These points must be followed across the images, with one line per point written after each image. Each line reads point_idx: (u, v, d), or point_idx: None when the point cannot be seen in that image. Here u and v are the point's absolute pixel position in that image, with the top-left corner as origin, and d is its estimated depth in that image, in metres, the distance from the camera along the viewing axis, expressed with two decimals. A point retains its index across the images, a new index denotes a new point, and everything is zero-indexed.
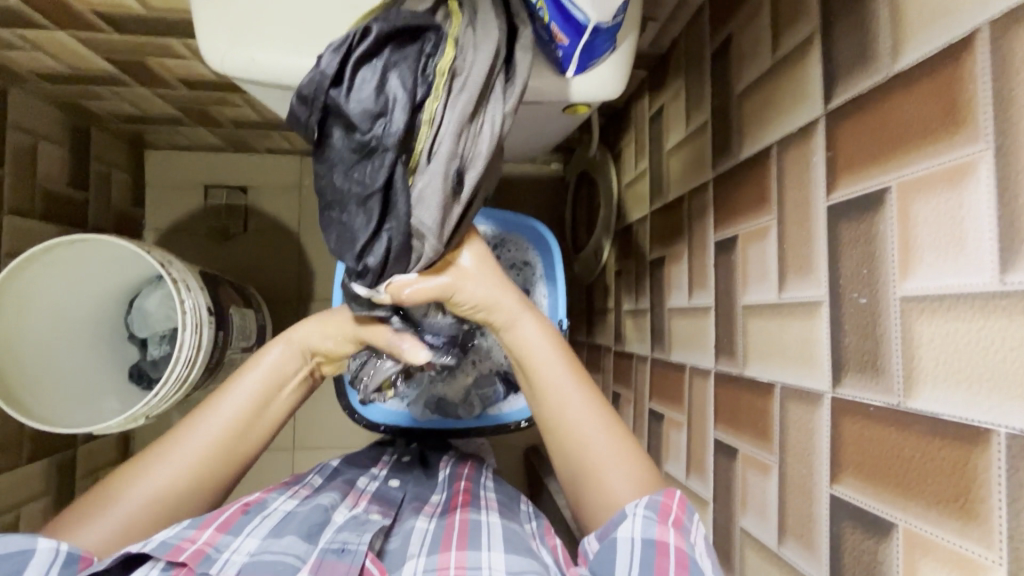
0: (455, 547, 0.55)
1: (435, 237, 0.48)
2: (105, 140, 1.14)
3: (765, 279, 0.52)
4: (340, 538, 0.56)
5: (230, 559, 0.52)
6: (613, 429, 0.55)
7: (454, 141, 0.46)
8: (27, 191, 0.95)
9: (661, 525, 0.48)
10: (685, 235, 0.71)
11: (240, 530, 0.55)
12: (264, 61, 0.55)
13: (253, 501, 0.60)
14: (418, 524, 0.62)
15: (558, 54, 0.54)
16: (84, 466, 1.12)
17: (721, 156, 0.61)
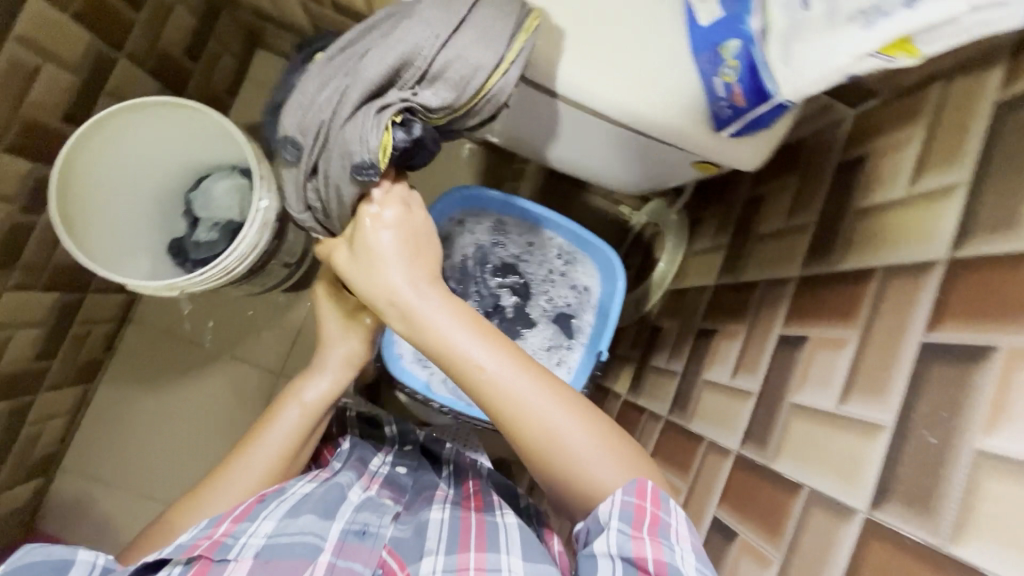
0: (473, 548, 0.62)
1: (290, 202, 0.60)
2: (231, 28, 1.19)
3: (826, 386, 0.54)
4: (360, 521, 0.65)
5: (247, 543, 0.58)
6: (528, 379, 0.54)
7: (290, 116, 0.56)
8: (148, 44, 0.99)
9: (635, 535, 0.50)
10: (746, 319, 0.73)
11: (257, 514, 0.62)
12: None
13: (271, 490, 0.67)
14: (433, 514, 0.69)
15: (724, 113, 0.56)
16: (86, 314, 1.14)
17: (816, 261, 0.63)
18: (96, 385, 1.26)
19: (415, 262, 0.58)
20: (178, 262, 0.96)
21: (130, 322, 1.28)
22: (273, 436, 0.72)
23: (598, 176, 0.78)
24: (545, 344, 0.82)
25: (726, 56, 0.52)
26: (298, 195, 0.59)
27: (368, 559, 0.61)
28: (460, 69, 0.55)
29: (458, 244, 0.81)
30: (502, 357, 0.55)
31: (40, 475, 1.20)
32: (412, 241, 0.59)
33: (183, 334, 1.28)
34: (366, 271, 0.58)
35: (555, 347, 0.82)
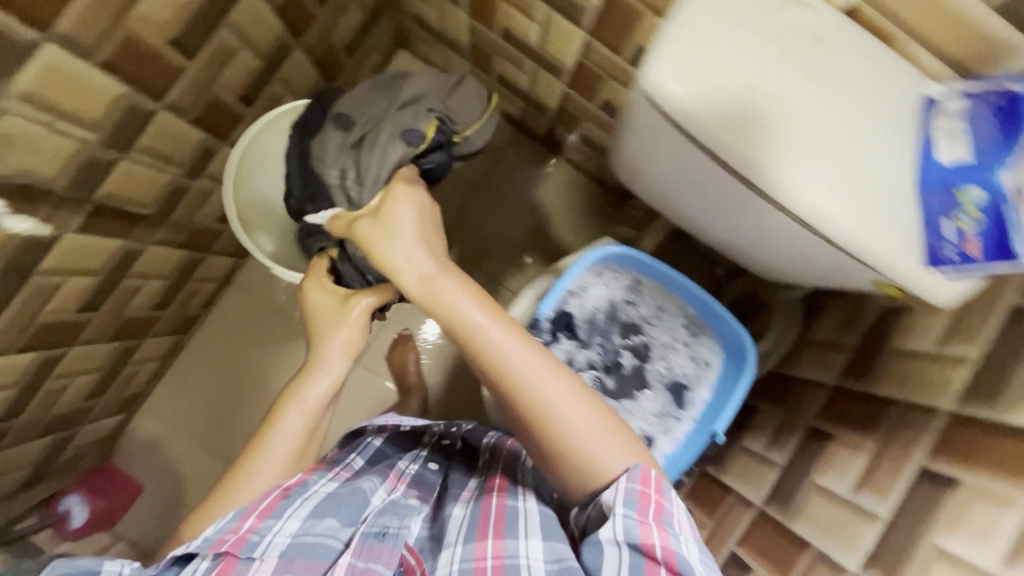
0: (492, 536, 0.62)
1: (330, 174, 0.85)
2: (385, 30, 1.27)
3: (984, 541, 0.54)
4: (382, 522, 0.65)
5: (273, 541, 0.58)
6: (511, 352, 0.62)
7: (349, 115, 0.87)
8: (321, 38, 1.05)
9: (643, 524, 0.54)
10: (875, 433, 0.73)
11: (281, 513, 0.62)
12: (691, 104, 0.57)
13: (293, 485, 0.67)
14: (457, 511, 0.70)
15: (944, 255, 0.55)
16: (202, 273, 1.20)
17: (978, 400, 0.62)
18: (189, 337, 1.33)
19: (431, 246, 0.72)
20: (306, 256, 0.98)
21: (230, 285, 1.35)
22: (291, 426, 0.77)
23: (768, 265, 0.77)
24: (654, 410, 0.83)
25: (966, 206, 0.53)
26: (335, 166, 0.85)
27: (391, 559, 0.61)
28: (466, 117, 0.89)
29: (593, 295, 0.82)
30: (509, 333, 0.64)
31: (123, 413, 1.27)
32: (423, 224, 0.75)
33: (277, 305, 1.35)
34: (405, 254, 0.71)
35: (663, 415, 0.83)
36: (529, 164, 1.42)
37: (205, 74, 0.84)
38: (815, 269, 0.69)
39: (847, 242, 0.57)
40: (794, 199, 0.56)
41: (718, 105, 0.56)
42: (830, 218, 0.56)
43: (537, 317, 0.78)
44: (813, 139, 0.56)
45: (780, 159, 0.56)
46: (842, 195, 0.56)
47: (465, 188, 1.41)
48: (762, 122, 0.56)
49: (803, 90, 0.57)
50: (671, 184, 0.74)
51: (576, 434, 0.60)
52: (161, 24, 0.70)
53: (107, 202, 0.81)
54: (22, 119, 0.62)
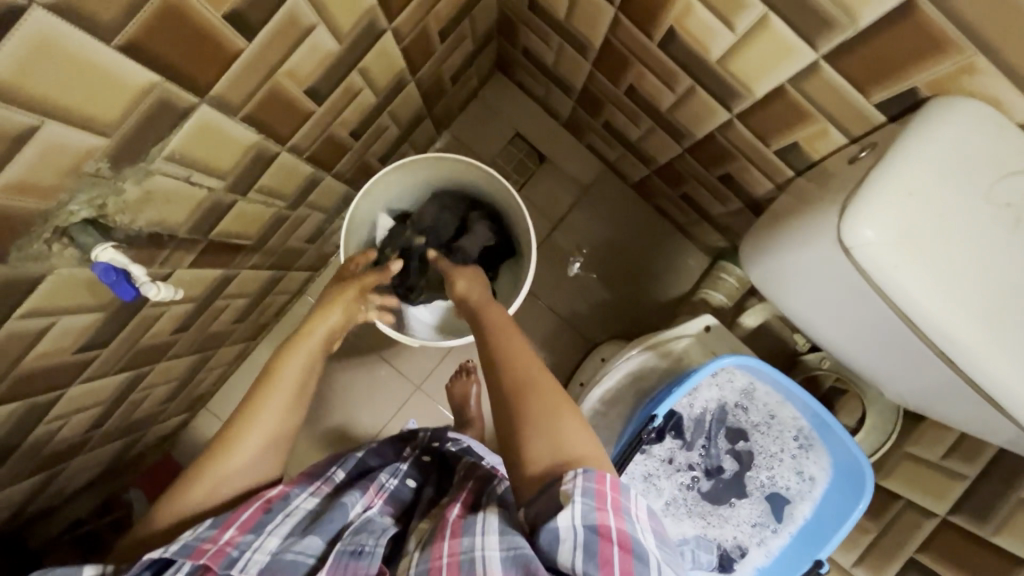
0: (449, 537, 0.61)
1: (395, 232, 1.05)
2: (489, 54, 1.22)
3: None
4: (358, 541, 0.67)
5: (251, 559, 0.63)
6: (516, 348, 0.72)
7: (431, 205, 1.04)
8: (434, 69, 1.01)
9: (601, 510, 0.55)
10: None
11: (260, 530, 0.67)
12: (888, 260, 0.59)
13: (274, 499, 0.71)
14: (425, 524, 0.73)
15: None
16: (282, 287, 1.20)
17: None
18: (257, 342, 1.33)
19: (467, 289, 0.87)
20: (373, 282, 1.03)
21: (301, 295, 1.34)
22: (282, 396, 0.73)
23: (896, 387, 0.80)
24: (749, 519, 0.81)
25: None
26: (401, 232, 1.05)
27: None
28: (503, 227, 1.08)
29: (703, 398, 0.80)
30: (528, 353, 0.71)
31: (187, 412, 1.28)
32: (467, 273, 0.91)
33: None
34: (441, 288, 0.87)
35: (760, 527, 0.81)
36: (614, 204, 1.37)
37: (329, 115, 0.81)
38: (956, 412, 0.72)
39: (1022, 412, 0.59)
40: (973, 364, 0.59)
41: (918, 268, 0.58)
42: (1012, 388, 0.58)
43: (652, 421, 0.74)
44: (1006, 312, 0.59)
45: (978, 321, 0.59)
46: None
47: (546, 223, 1.37)
48: (960, 288, 0.58)
49: (1003, 264, 0.59)
50: (815, 306, 0.76)
51: (529, 420, 0.63)
52: (304, 77, 0.67)
53: (218, 238, 0.80)
54: (166, 177, 0.59)
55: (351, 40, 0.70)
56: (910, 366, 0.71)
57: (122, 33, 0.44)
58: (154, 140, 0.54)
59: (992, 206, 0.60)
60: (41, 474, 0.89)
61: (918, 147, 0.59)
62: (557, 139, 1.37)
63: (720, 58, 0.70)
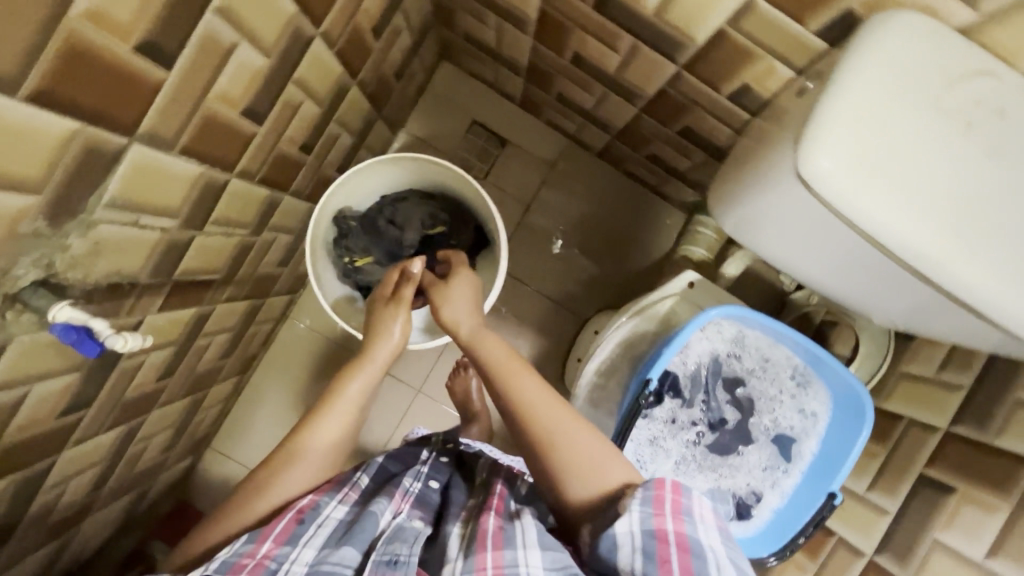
0: (491, 549, 0.69)
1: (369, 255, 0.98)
2: (431, 44, 1.19)
3: None
4: (392, 551, 0.72)
5: (290, 569, 0.69)
6: (520, 376, 0.74)
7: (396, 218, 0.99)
8: (375, 70, 0.99)
9: (658, 515, 0.59)
10: (1009, 496, 0.70)
11: (297, 540, 0.72)
12: (851, 185, 0.58)
13: (307, 509, 0.75)
14: (455, 530, 0.77)
15: None
16: (263, 314, 1.18)
17: None
18: (250, 374, 1.32)
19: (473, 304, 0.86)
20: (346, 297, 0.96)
21: (285, 319, 1.33)
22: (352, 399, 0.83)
23: (884, 313, 0.80)
24: (758, 463, 0.82)
25: None
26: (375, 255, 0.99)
27: None
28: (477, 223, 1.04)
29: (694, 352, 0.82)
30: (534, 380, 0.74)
31: (193, 454, 1.27)
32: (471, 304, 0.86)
33: (335, 336, 1.33)
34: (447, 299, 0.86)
35: (771, 469, 0.81)
36: (583, 176, 1.36)
37: (273, 133, 0.79)
38: (940, 325, 0.72)
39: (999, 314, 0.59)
40: (949, 273, 0.59)
41: (879, 191, 0.58)
42: (988, 292, 0.58)
43: (646, 384, 0.74)
44: (970, 218, 0.59)
45: (942, 233, 0.58)
46: (999, 268, 0.58)
47: (518, 206, 1.36)
48: (922, 200, 0.59)
49: (960, 167, 0.60)
50: (790, 244, 0.76)
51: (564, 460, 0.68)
52: (237, 98, 0.65)
53: (183, 278, 0.78)
54: (112, 225, 0.57)
55: (279, 53, 0.68)
56: (891, 288, 0.71)
57: (25, 83, 0.42)
58: (91, 189, 0.53)
59: (944, 114, 0.60)
60: (55, 541, 0.89)
61: (862, 70, 0.59)
62: (515, 119, 1.35)
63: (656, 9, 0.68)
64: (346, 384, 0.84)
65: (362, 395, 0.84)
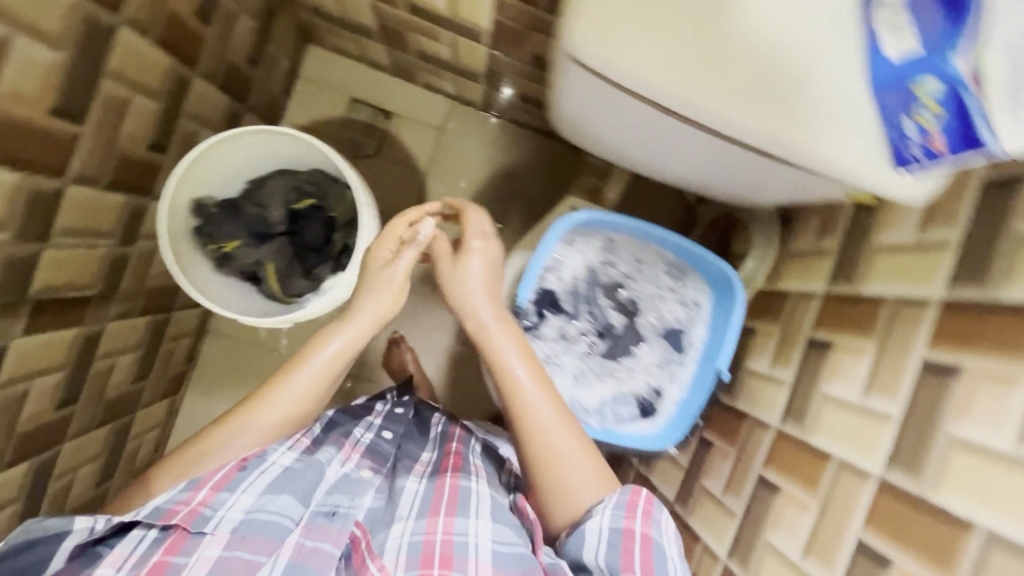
0: (443, 514, 0.71)
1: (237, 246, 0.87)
2: (286, 26, 1.17)
3: (998, 424, 0.54)
4: (333, 502, 0.71)
5: (226, 516, 0.65)
6: (512, 378, 0.74)
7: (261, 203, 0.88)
8: (218, 57, 0.97)
9: (628, 516, 0.65)
10: (873, 335, 0.73)
11: (236, 488, 0.69)
12: (608, 53, 0.61)
13: (252, 457, 0.72)
14: (410, 483, 0.77)
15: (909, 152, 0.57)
16: (174, 329, 1.17)
17: (964, 284, 0.63)
18: (183, 394, 1.31)
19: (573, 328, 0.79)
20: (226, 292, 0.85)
21: (207, 332, 1.31)
22: (325, 359, 0.77)
23: (725, 186, 0.82)
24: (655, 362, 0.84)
25: (927, 101, 0.52)
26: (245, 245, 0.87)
27: (338, 540, 0.66)
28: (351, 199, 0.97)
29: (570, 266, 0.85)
30: (538, 376, 0.74)
31: None
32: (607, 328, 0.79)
33: (261, 339, 1.32)
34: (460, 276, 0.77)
35: (665, 363, 0.83)
36: (475, 132, 1.36)
37: (105, 133, 0.77)
38: (766, 181, 0.74)
39: (778, 146, 0.61)
40: (716, 116, 0.61)
41: (639, 53, 0.60)
42: (759, 127, 0.61)
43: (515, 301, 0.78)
44: (743, 65, 0.59)
45: (710, 81, 0.60)
46: (767, 103, 0.60)
47: (417, 174, 1.36)
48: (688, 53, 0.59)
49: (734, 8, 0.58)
50: (619, 134, 0.79)
51: (567, 466, 0.71)
52: (32, 95, 0.64)
53: (46, 295, 0.76)
54: None
55: (72, 43, 0.66)
56: (708, 155, 0.74)
57: None
58: None
59: None
60: None
61: None
62: (395, 90, 1.34)
63: None
64: (322, 345, 0.78)
65: (337, 363, 0.78)
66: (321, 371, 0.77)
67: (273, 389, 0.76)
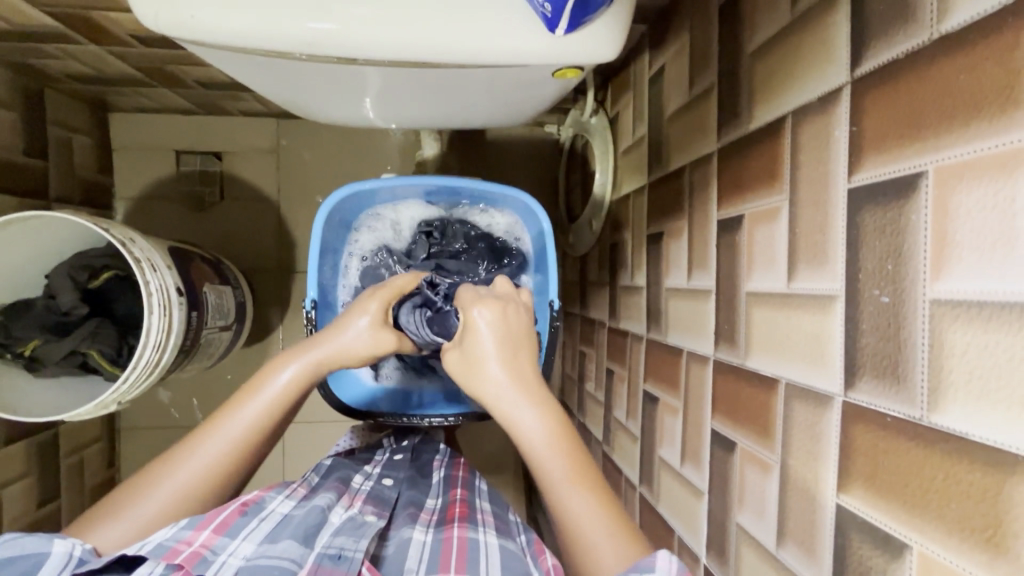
0: (453, 569, 0.52)
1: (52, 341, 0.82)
2: (61, 102, 1.10)
3: (774, 266, 0.47)
4: (338, 542, 0.52)
5: (227, 562, 0.49)
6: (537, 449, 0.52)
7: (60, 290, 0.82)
8: None
9: None
10: (684, 211, 0.66)
11: (238, 531, 0.52)
12: (203, 20, 0.44)
13: (251, 500, 0.56)
14: (414, 533, 0.59)
15: (545, 11, 0.44)
16: (70, 440, 1.12)
17: (727, 126, 0.56)
18: None
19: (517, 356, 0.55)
20: (51, 393, 0.81)
21: (120, 431, 1.27)
22: (278, 393, 0.58)
23: (470, 115, 0.69)
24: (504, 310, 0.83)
25: None
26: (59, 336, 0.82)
27: None
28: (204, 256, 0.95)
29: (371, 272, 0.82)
30: (554, 429, 0.52)
31: None
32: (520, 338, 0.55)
33: (174, 420, 1.28)
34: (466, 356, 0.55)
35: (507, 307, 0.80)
36: (310, 141, 1.29)
37: None
38: (496, 96, 0.61)
39: (447, 55, 0.46)
40: (345, 46, 0.45)
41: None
42: (409, 44, 0.45)
43: (306, 304, 0.73)
44: None
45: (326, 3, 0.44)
46: None
47: (268, 203, 1.29)
48: None
49: None
50: (325, 99, 0.63)
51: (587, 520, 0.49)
52: None
53: None
54: None
55: None
56: (417, 90, 0.59)
57: None
58: None
59: None
60: None
61: None
62: (215, 127, 1.27)
63: None
64: (275, 372, 0.59)
65: (300, 385, 0.60)
66: (280, 398, 0.58)
67: (225, 415, 0.57)
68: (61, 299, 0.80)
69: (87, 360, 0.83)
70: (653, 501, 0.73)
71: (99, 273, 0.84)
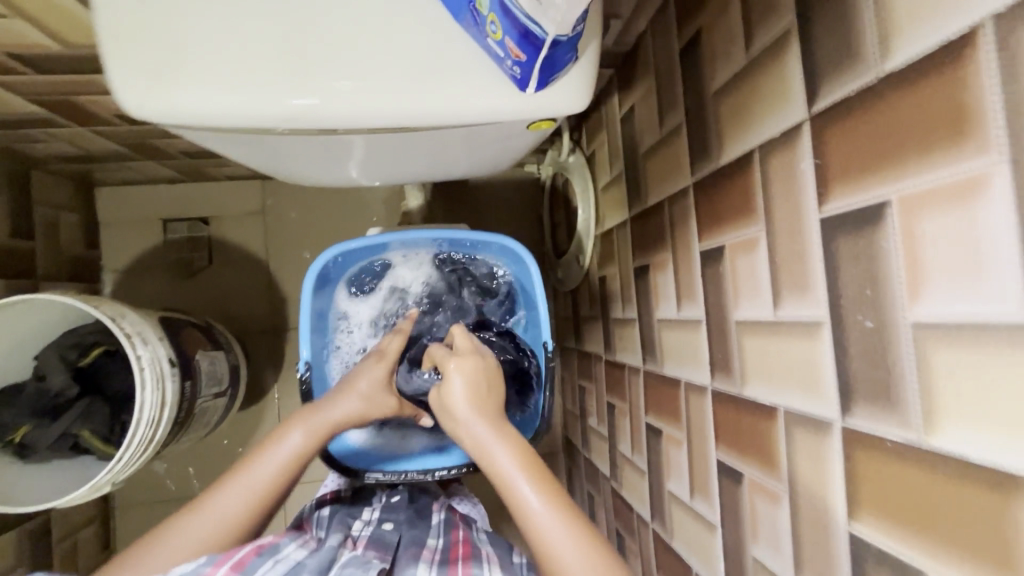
0: None
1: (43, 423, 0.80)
2: (48, 183, 1.12)
3: (759, 295, 0.48)
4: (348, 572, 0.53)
5: None
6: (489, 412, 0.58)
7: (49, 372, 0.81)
8: None
9: None
10: (668, 244, 0.68)
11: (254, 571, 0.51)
12: (187, 104, 0.45)
13: (266, 542, 0.55)
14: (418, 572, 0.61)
15: (515, 71, 0.46)
16: (63, 523, 1.08)
17: (700, 161, 0.58)
18: None
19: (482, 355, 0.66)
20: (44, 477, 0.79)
21: (115, 509, 1.23)
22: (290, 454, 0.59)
23: (449, 169, 0.70)
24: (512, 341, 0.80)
25: (484, 9, 0.43)
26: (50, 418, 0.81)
27: None
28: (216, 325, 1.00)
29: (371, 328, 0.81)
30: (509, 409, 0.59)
31: None
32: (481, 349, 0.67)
33: (170, 492, 1.24)
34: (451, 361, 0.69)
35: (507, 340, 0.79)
36: (295, 199, 1.31)
37: None
38: (474, 150, 0.63)
39: (424, 119, 0.48)
40: (325, 118, 0.47)
41: (197, 82, 0.45)
42: (387, 112, 0.47)
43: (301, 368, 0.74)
44: (304, 38, 0.45)
45: (304, 80, 0.46)
46: None
47: (257, 263, 1.30)
48: (242, 65, 0.45)
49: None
50: (308, 166, 0.65)
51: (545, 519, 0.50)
52: None
53: None
54: None
55: None
56: (397, 150, 0.61)
57: None
58: None
59: None
60: None
61: None
62: (201, 193, 1.29)
63: (57, 38, 0.63)
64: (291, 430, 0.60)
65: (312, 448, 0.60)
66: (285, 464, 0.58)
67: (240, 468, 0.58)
68: (51, 381, 0.79)
69: (79, 440, 0.81)
70: (667, 537, 0.72)
71: (88, 350, 0.83)
